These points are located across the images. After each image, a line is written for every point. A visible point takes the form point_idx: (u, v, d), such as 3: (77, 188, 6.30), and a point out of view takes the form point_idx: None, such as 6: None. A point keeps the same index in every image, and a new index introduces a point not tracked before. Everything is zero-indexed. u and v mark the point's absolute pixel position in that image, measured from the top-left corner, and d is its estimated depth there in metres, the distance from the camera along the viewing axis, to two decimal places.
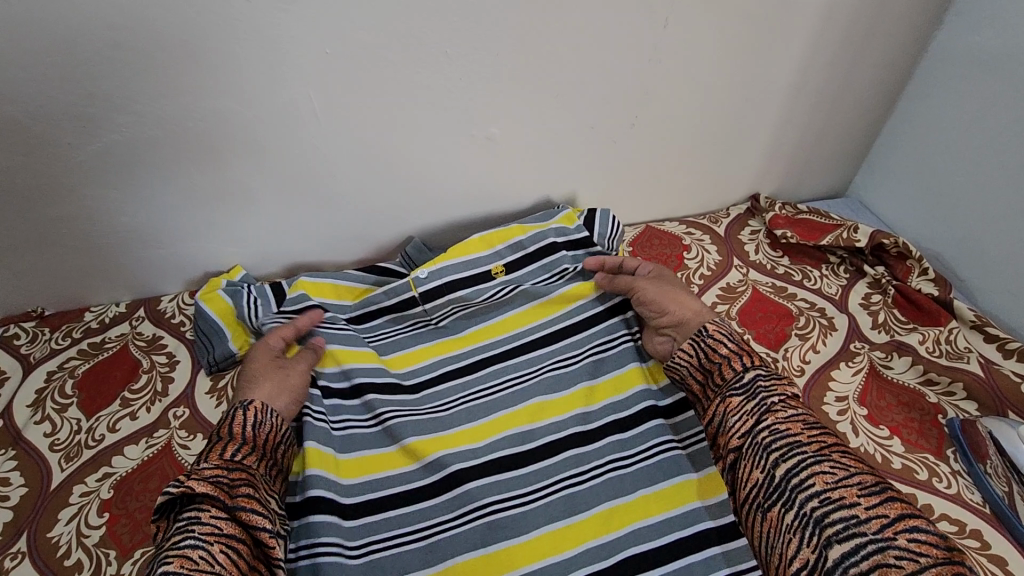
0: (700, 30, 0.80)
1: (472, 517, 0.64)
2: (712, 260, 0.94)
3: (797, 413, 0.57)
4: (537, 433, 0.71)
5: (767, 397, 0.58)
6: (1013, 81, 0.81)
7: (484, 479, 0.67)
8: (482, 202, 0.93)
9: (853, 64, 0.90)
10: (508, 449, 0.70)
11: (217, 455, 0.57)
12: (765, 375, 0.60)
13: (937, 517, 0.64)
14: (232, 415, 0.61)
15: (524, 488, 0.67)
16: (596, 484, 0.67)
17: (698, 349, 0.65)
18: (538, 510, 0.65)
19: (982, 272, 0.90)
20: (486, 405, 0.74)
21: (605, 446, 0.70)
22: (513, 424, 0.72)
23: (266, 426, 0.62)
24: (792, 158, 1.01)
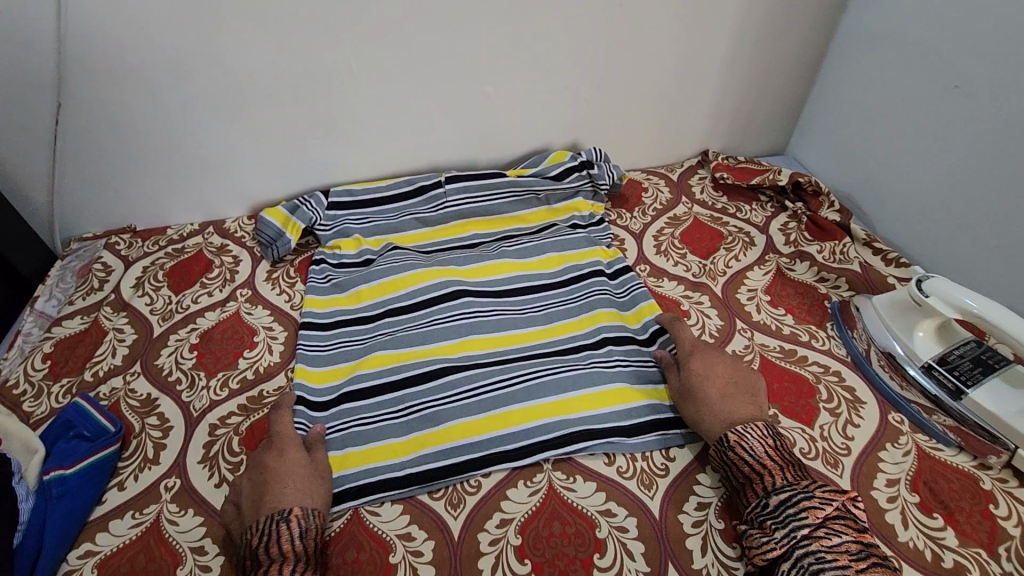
0: (645, 11, 1.03)
1: (456, 317, 0.91)
2: (664, 198, 1.16)
3: (839, 539, 0.59)
4: (509, 281, 0.98)
5: (802, 527, 0.60)
6: (892, 48, 1.03)
7: (463, 302, 0.94)
8: (478, 147, 1.17)
9: (775, 40, 1.13)
10: (486, 282, 0.97)
11: None
12: (794, 499, 0.62)
13: (809, 362, 0.86)
14: (273, 533, 0.61)
15: (493, 309, 0.94)
16: (544, 312, 0.93)
17: (725, 460, 0.69)
18: (500, 321, 0.92)
19: (878, 204, 1.10)
20: (470, 258, 1.01)
21: (557, 291, 0.97)
22: (485, 273, 0.98)
23: (311, 530, 0.63)
24: (733, 119, 1.24)
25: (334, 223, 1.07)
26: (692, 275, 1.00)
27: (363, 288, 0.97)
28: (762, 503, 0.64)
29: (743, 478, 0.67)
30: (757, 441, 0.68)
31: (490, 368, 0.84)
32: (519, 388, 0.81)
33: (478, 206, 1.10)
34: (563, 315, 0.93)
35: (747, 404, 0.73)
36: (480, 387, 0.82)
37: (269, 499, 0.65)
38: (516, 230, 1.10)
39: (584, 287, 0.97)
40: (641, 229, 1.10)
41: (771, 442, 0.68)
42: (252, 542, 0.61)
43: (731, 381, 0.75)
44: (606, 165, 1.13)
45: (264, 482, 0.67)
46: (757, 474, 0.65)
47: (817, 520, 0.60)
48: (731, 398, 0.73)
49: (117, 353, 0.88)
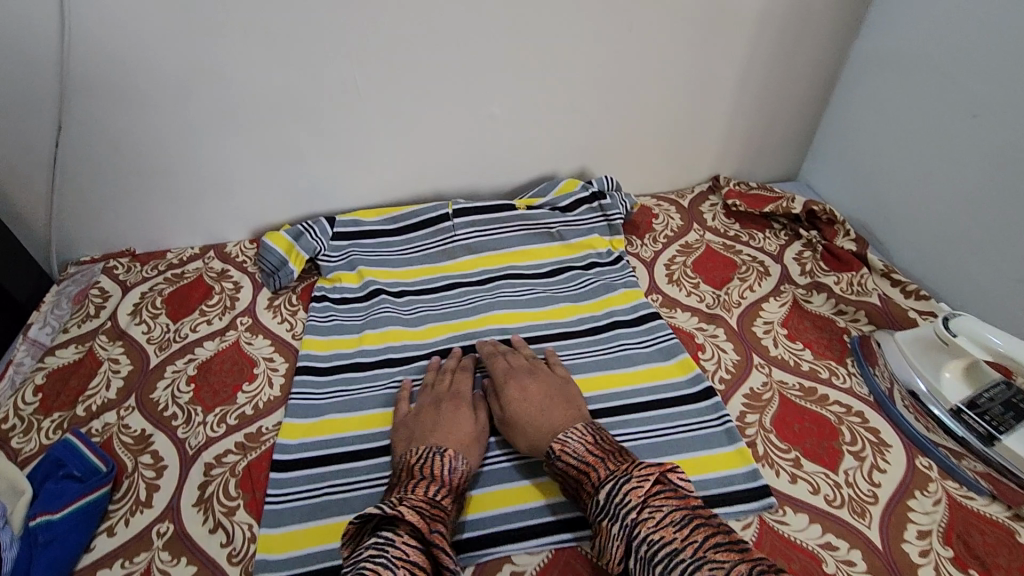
0: (658, 35, 1.02)
1: (463, 371, 0.87)
2: (675, 224, 1.14)
3: (662, 514, 0.58)
4: (520, 331, 0.93)
5: (628, 512, 0.59)
6: (908, 77, 1.01)
7: (468, 355, 0.89)
8: (484, 172, 1.15)
9: (788, 65, 1.11)
10: (495, 332, 0.92)
11: (421, 491, 0.64)
12: (615, 486, 0.62)
13: (831, 402, 0.82)
14: (433, 458, 0.69)
15: (501, 360, 0.88)
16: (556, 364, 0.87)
17: (558, 473, 0.69)
18: None
19: (894, 232, 1.08)
20: (480, 306, 0.96)
21: (573, 340, 0.91)
22: (493, 323, 0.94)
23: (457, 470, 0.69)
24: (744, 145, 1.22)
25: (339, 254, 1.04)
26: (705, 306, 0.97)
27: (366, 333, 0.92)
28: (595, 501, 0.63)
29: (576, 481, 0.67)
30: (579, 443, 0.69)
31: (494, 437, 0.79)
32: (524, 464, 0.76)
33: (487, 238, 1.06)
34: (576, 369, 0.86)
35: (563, 410, 0.75)
36: (482, 460, 0.76)
37: (434, 431, 0.73)
38: (528, 266, 1.04)
39: (602, 339, 0.91)
40: (651, 257, 1.07)
41: (591, 439, 0.69)
42: (409, 461, 0.69)
43: (546, 396, 0.77)
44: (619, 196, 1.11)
45: (433, 418, 0.75)
46: (585, 473, 0.66)
47: (638, 499, 0.59)
48: (547, 407, 0.75)
49: (111, 385, 0.85)
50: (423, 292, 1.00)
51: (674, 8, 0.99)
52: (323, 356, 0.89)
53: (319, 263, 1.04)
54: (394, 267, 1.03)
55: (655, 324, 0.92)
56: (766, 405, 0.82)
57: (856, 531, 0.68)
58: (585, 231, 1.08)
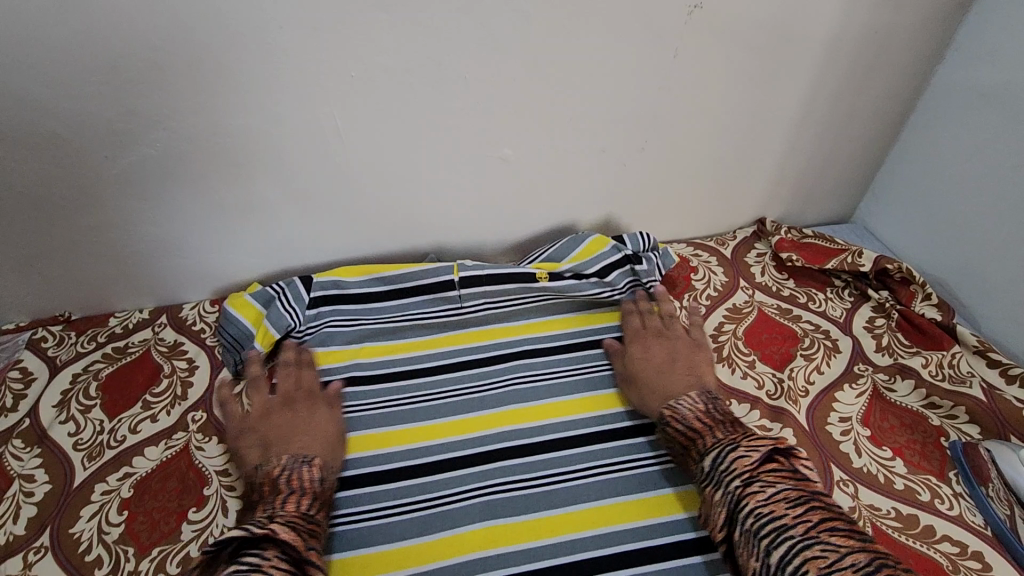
0: (706, 64, 0.84)
1: (472, 493, 0.70)
2: (718, 281, 0.96)
3: (774, 488, 0.54)
4: (540, 435, 0.75)
5: (735, 481, 0.57)
6: (1011, 116, 0.83)
7: (481, 468, 0.72)
8: (492, 220, 0.96)
9: (854, 96, 0.93)
10: (513, 436, 0.75)
11: (292, 507, 0.60)
12: (723, 453, 0.59)
13: (939, 538, 0.65)
14: (295, 470, 0.64)
15: (526, 475, 0.72)
16: (590, 480, 0.71)
17: (666, 439, 0.68)
18: (536, 496, 0.70)
19: (981, 296, 0.91)
20: (493, 398, 0.79)
21: (610, 447, 0.75)
22: (510, 421, 0.77)
23: (326, 481, 0.66)
24: (797, 185, 1.04)
25: (315, 326, 0.85)
26: (766, 394, 0.79)
27: (350, 436, 0.75)
28: (701, 466, 0.61)
29: (685, 448, 0.65)
30: (689, 409, 0.67)
31: None
32: None
33: (497, 305, 0.88)
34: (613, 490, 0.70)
35: (683, 376, 0.74)
36: None
37: (296, 439, 0.69)
38: (548, 339, 0.86)
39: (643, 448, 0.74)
40: (694, 326, 0.89)
41: (702, 408, 0.67)
42: (271, 472, 0.65)
43: (671, 356, 0.78)
44: (657, 260, 0.92)
45: (283, 425, 0.71)
46: (693, 439, 0.64)
47: (748, 470, 0.56)
48: (666, 375, 0.75)
49: (20, 516, 0.67)
50: (420, 377, 0.82)
51: (730, 32, 0.81)
52: None
53: (289, 340, 0.85)
54: (386, 343, 0.85)
55: None
56: None
57: None
58: (614, 297, 0.89)
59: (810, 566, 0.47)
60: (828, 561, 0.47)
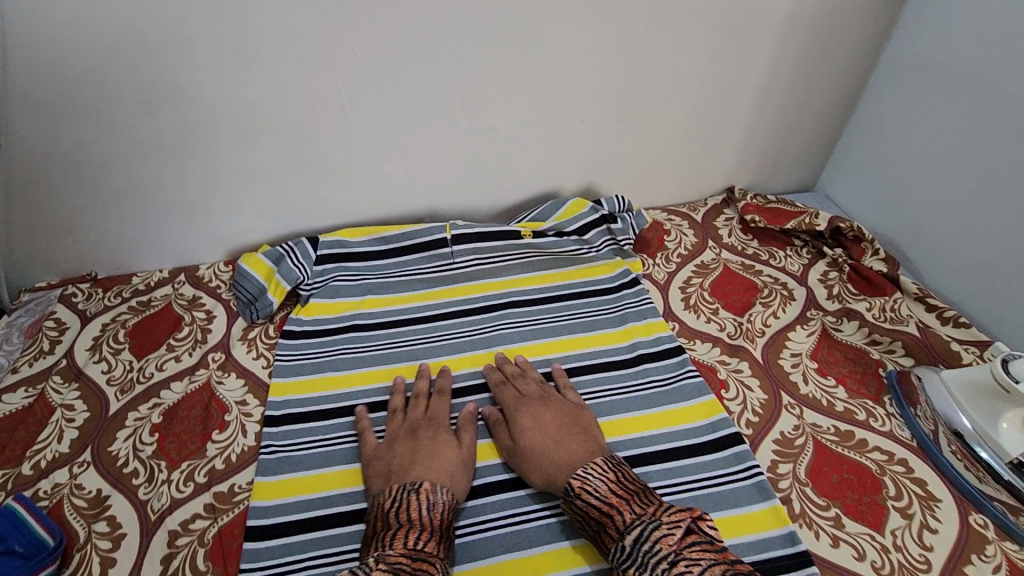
0: (674, 41, 0.93)
1: (462, 417, 0.78)
2: (689, 242, 1.05)
3: (702, 567, 0.53)
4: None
5: (658, 561, 0.54)
6: (949, 86, 0.92)
7: (470, 396, 0.81)
8: (483, 188, 1.05)
9: (812, 72, 1.02)
10: (500, 371, 0.84)
11: (400, 543, 0.57)
12: (643, 532, 0.57)
13: (871, 448, 0.74)
14: (407, 500, 0.61)
15: None
16: None
17: (577, 514, 0.63)
18: None
19: (926, 252, 0.99)
20: (482, 340, 0.88)
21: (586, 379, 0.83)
22: (498, 358, 0.85)
23: (438, 505, 0.62)
24: (763, 156, 1.13)
25: (322, 280, 0.94)
26: (727, 335, 0.88)
27: (352, 372, 0.84)
28: (618, 546, 0.58)
29: (595, 525, 0.61)
30: (601, 480, 0.63)
31: (507, 493, 0.71)
32: (541, 524, 0.69)
33: (487, 261, 0.97)
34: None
35: (581, 446, 0.69)
36: (489, 520, 0.69)
37: (411, 467, 0.67)
38: (532, 291, 0.94)
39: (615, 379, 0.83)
40: (665, 280, 0.99)
41: (613, 477, 0.63)
42: (383, 505, 0.62)
43: (562, 426, 0.71)
44: (632, 219, 1.02)
45: (413, 452, 0.69)
46: (607, 515, 0.60)
47: (673, 549, 0.54)
48: (559, 444, 0.69)
49: (63, 437, 0.75)
50: (415, 323, 0.90)
51: (694, 12, 0.90)
52: (305, 399, 0.80)
53: (300, 294, 0.94)
54: (385, 294, 0.94)
55: (674, 361, 0.84)
56: (800, 452, 0.74)
57: None
58: (592, 257, 0.99)
59: None
60: None
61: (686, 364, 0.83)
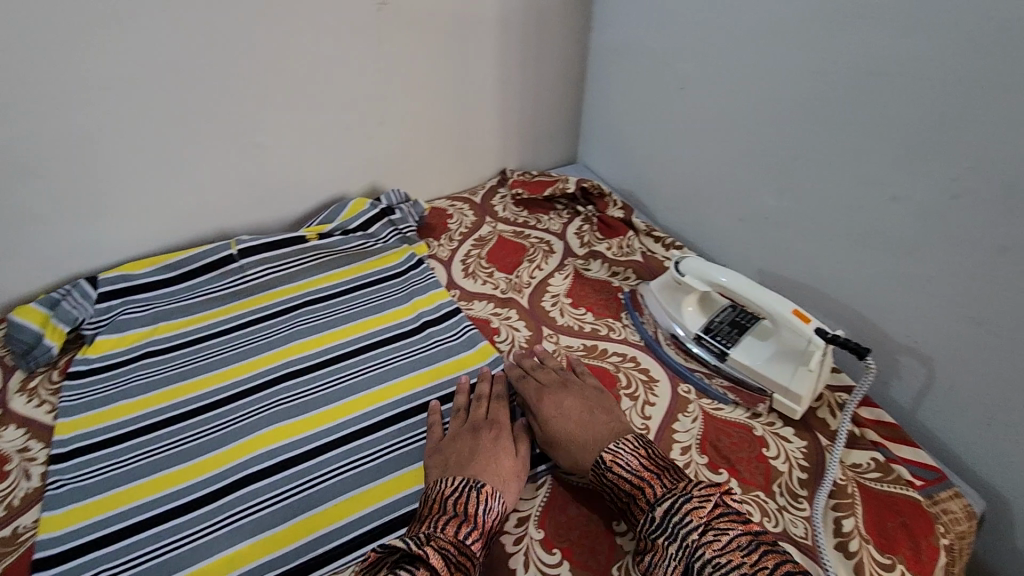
0: (406, 47, 1.06)
1: (259, 410, 0.84)
2: (468, 221, 1.20)
3: (728, 538, 0.60)
4: (318, 355, 0.92)
5: (690, 533, 0.61)
6: (630, 61, 1.14)
7: (266, 390, 0.86)
8: (265, 203, 1.11)
9: (537, 62, 1.21)
10: (296, 362, 0.90)
11: (450, 530, 0.62)
12: (676, 506, 0.63)
13: (610, 354, 0.91)
14: (465, 493, 0.67)
15: (306, 385, 0.87)
16: (360, 377, 0.89)
17: (605, 482, 0.70)
18: (314, 398, 0.85)
19: (650, 196, 1.21)
20: (278, 339, 0.94)
21: (376, 352, 0.93)
22: (293, 352, 0.92)
23: (492, 511, 0.66)
24: (520, 138, 1.31)
25: (107, 317, 0.94)
26: (500, 291, 1.03)
27: (144, 396, 0.85)
28: (649, 517, 0.65)
29: (627, 496, 0.68)
30: (632, 456, 0.70)
31: (301, 463, 0.78)
32: (335, 480, 0.76)
33: (279, 270, 1.04)
34: (378, 380, 0.89)
35: (607, 425, 0.75)
36: (285, 490, 0.75)
37: (470, 464, 0.71)
38: (324, 289, 1.02)
39: (402, 346, 0.94)
40: (448, 256, 1.12)
41: (644, 451, 0.71)
42: (446, 491, 0.67)
43: (586, 407, 0.78)
44: (410, 210, 1.14)
45: (472, 448, 0.73)
46: (637, 488, 0.67)
47: (703, 520, 0.62)
48: (591, 424, 0.75)
49: None
50: (211, 337, 0.94)
51: (413, 20, 1.04)
52: (91, 430, 0.81)
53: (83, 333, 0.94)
54: (177, 318, 0.96)
55: (452, 322, 0.97)
56: None
57: None
58: (379, 249, 1.09)
59: None
60: None
61: (463, 320, 0.97)
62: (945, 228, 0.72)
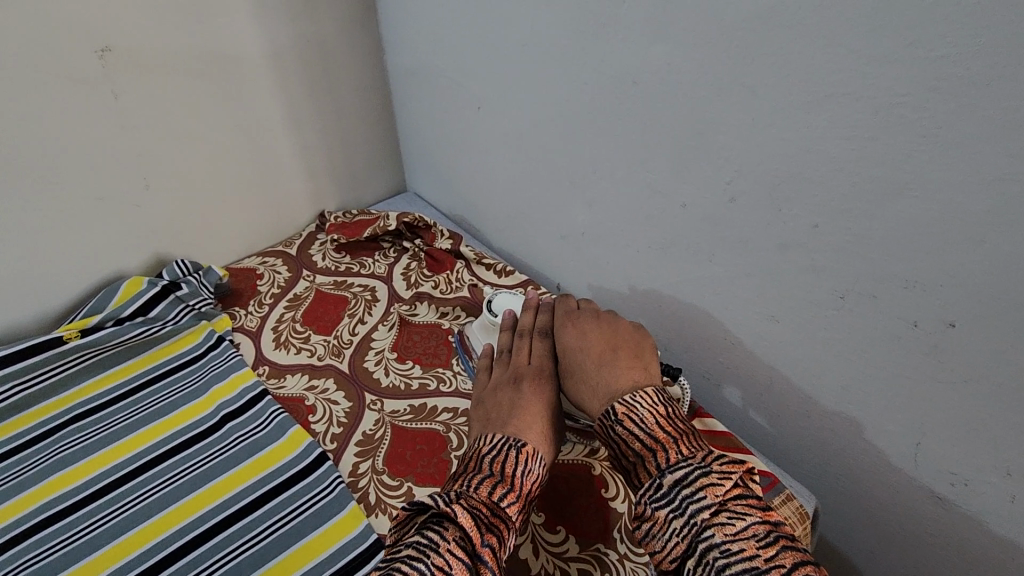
0: (157, 98, 0.91)
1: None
2: (282, 278, 1.06)
3: (745, 524, 0.50)
4: (86, 489, 0.75)
5: (701, 510, 0.52)
6: (428, 84, 1.06)
7: (12, 550, 0.69)
8: (12, 302, 0.92)
9: (332, 94, 1.10)
10: (57, 502, 0.73)
11: (484, 488, 0.56)
12: (690, 476, 0.54)
13: (440, 412, 0.82)
14: (504, 453, 0.61)
15: (70, 530, 0.71)
16: (142, 505, 0.73)
17: (615, 441, 0.62)
18: (80, 546, 0.69)
19: (481, 221, 1.15)
20: (32, 476, 0.76)
21: (163, 467, 0.77)
22: (53, 489, 0.75)
23: (533, 474, 0.61)
24: (334, 176, 1.19)
25: None
26: (316, 359, 0.91)
27: None
28: (654, 482, 0.56)
29: (634, 458, 0.59)
30: (647, 411, 0.62)
31: None
32: None
33: (33, 384, 0.84)
34: (164, 502, 0.73)
35: (629, 366, 0.69)
36: None
37: (511, 420, 0.66)
38: (97, 398, 0.85)
39: (196, 453, 0.79)
40: (257, 325, 0.98)
41: (663, 411, 0.62)
42: (483, 451, 0.62)
43: (608, 345, 0.72)
44: (203, 282, 1.00)
45: (511, 402, 0.69)
46: (648, 448, 0.58)
47: (719, 500, 0.52)
48: (612, 361, 0.70)
49: None
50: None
51: (155, 67, 0.89)
52: None
53: None
54: None
55: (254, 412, 0.84)
56: (378, 444, 0.79)
57: None
58: (168, 332, 0.92)
59: None
60: None
61: (269, 405, 0.84)
62: (731, 232, 0.71)
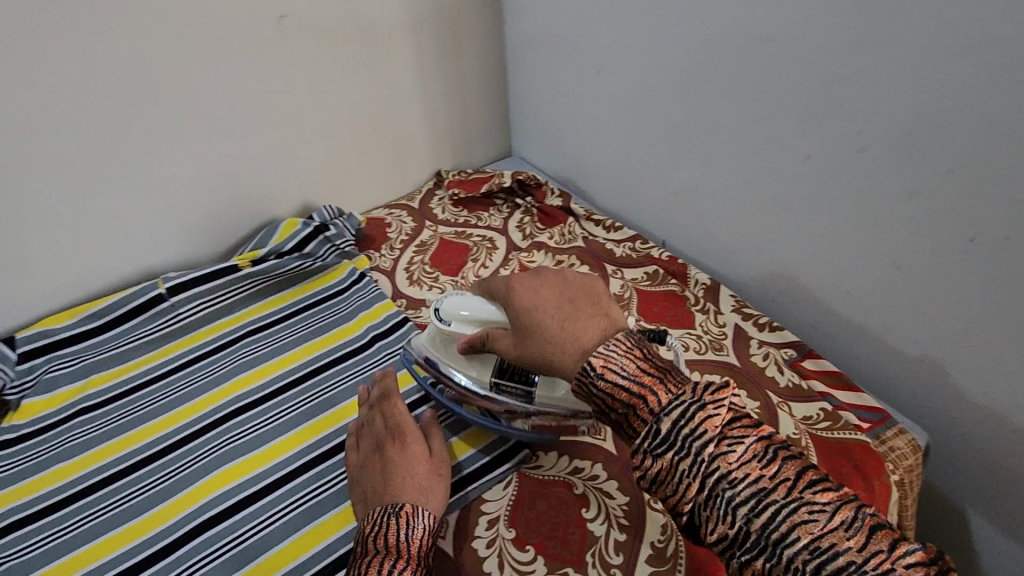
0: (318, 59, 1.03)
1: (212, 451, 0.83)
2: (408, 227, 1.17)
3: (744, 447, 0.54)
4: (262, 389, 0.90)
5: (706, 444, 0.54)
6: (547, 50, 1.13)
7: (216, 431, 0.85)
8: (192, 235, 1.07)
9: (457, 60, 1.19)
10: (245, 397, 0.89)
11: (374, 569, 0.62)
12: (687, 413, 0.55)
13: None
14: (385, 525, 0.65)
15: (258, 418, 0.87)
16: (314, 403, 0.88)
17: (597, 396, 0.60)
18: (268, 431, 0.85)
19: (588, 181, 1.22)
20: (224, 374, 0.92)
21: (325, 375, 0.92)
22: (240, 386, 0.90)
23: (418, 531, 0.65)
24: (451, 138, 1.29)
25: (32, 378, 0.89)
26: (447, 295, 1.02)
27: (83, 455, 0.83)
28: (654, 429, 0.56)
29: (624, 407, 0.58)
30: (624, 359, 0.59)
31: (261, 499, 0.79)
32: (297, 510, 0.77)
33: (217, 304, 1.00)
34: (333, 401, 0.88)
35: (589, 319, 0.64)
36: (246, 528, 0.76)
37: (388, 488, 0.69)
38: (265, 317, 1.00)
39: (353, 363, 0.93)
40: (391, 265, 1.10)
41: (639, 353, 0.60)
42: (364, 531, 0.66)
43: (563, 301, 0.66)
44: (348, 224, 1.12)
45: (385, 472, 0.71)
46: (638, 397, 0.57)
47: (718, 430, 0.54)
48: (576, 316, 0.64)
49: None
50: (150, 383, 0.91)
51: (318, 31, 1.01)
52: (27, 503, 0.78)
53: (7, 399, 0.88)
54: (106, 369, 0.92)
55: (400, 333, 0.96)
56: None
57: (596, 448, 0.79)
58: (319, 267, 1.06)
59: (801, 530, 0.49)
60: (818, 521, 0.49)
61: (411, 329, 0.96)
62: (857, 180, 0.76)
